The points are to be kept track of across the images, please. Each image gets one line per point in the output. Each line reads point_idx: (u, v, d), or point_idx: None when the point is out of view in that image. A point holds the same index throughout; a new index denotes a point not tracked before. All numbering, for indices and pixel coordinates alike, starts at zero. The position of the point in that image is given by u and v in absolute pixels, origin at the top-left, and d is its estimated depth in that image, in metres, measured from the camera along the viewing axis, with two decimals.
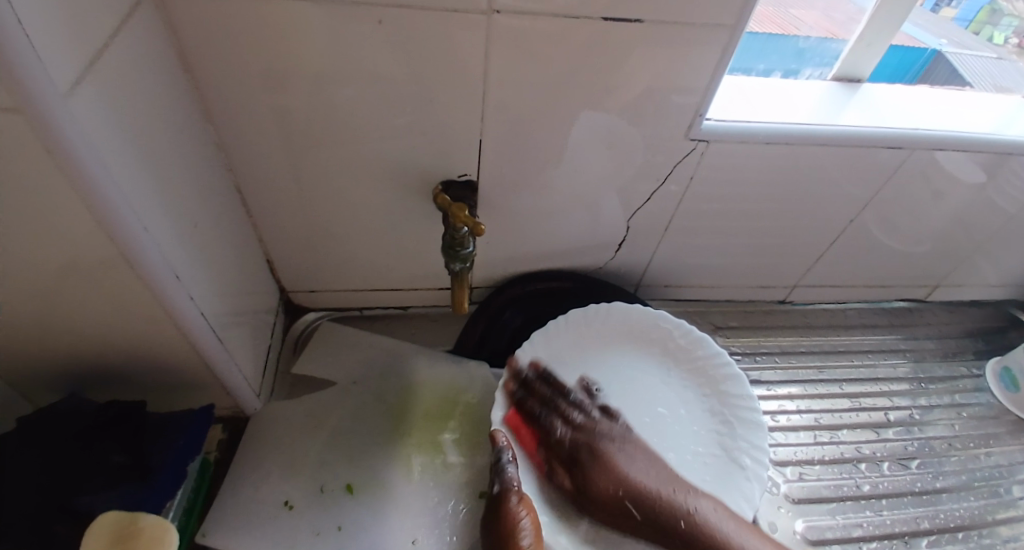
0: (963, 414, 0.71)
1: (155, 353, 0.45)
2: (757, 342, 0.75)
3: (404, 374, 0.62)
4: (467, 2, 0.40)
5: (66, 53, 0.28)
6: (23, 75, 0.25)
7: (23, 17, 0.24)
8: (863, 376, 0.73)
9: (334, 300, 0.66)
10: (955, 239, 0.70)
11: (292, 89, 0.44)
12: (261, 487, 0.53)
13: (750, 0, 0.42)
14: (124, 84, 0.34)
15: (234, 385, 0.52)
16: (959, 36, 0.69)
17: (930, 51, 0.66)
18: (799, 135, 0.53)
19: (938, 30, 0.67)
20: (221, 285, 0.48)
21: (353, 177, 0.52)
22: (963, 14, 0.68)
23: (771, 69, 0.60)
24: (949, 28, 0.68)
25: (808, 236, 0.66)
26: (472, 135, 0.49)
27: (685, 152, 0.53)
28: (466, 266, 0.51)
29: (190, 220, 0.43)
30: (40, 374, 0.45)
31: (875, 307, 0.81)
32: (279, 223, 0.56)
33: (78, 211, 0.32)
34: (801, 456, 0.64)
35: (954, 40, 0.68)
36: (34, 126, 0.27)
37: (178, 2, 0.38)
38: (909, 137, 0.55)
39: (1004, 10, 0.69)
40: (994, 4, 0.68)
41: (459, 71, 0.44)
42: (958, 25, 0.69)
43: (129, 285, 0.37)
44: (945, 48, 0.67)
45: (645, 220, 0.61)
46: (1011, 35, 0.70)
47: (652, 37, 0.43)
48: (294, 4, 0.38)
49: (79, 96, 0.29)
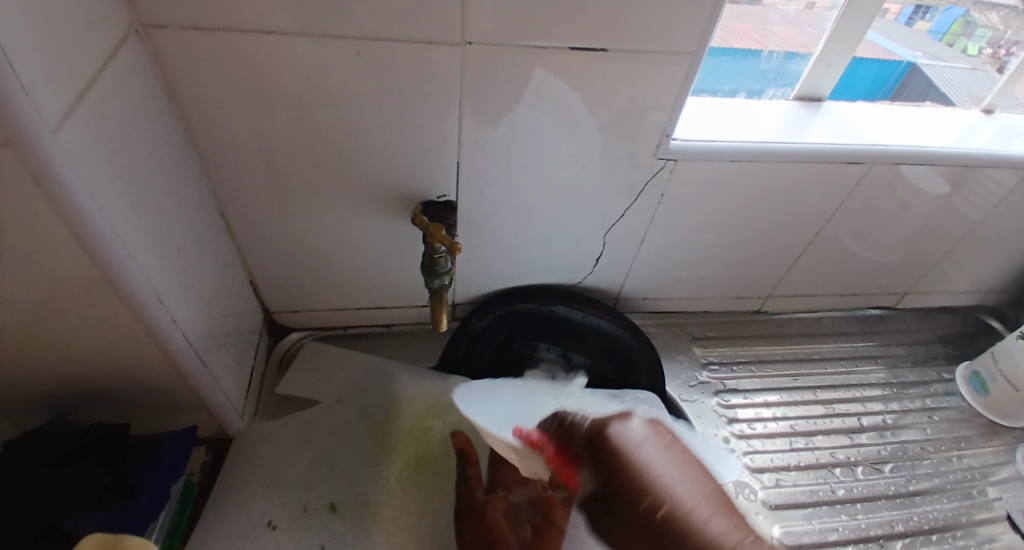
0: (935, 418, 0.73)
1: (138, 375, 0.45)
2: (735, 351, 0.77)
3: (388, 392, 0.63)
4: (442, 33, 0.42)
5: (57, 89, 0.30)
6: (15, 110, 0.26)
7: (15, 60, 0.26)
8: (838, 383, 0.75)
9: (317, 319, 0.67)
10: (921, 248, 0.72)
11: (275, 115, 0.45)
12: (244, 507, 0.53)
13: (709, 28, 0.45)
14: (107, 116, 0.35)
15: (218, 406, 0.52)
16: (932, 49, 0.69)
17: (904, 64, 0.68)
18: (762, 151, 0.55)
19: (913, 43, 0.68)
20: (203, 307, 0.48)
21: (334, 199, 0.53)
22: (936, 27, 0.68)
23: (738, 89, 0.63)
24: (923, 42, 0.68)
25: (780, 246, 0.69)
26: (450, 157, 0.51)
27: (655, 169, 0.55)
28: (446, 282, 0.53)
29: (174, 242, 0.44)
30: (22, 399, 0.45)
31: (849, 315, 0.83)
32: (262, 244, 0.57)
33: (63, 240, 0.33)
34: (777, 462, 0.65)
35: (928, 53, 0.69)
36: (21, 161, 0.28)
37: (163, 36, 0.39)
38: (868, 152, 0.58)
39: (978, 22, 0.68)
40: (967, 16, 0.68)
41: (435, 96, 0.46)
42: (934, 37, 0.69)
43: (112, 309, 0.38)
44: (919, 61, 0.69)
45: (621, 235, 0.63)
46: (985, 46, 0.70)
47: (618, 62, 0.46)
48: (276, 37, 0.40)
49: (69, 127, 0.30)
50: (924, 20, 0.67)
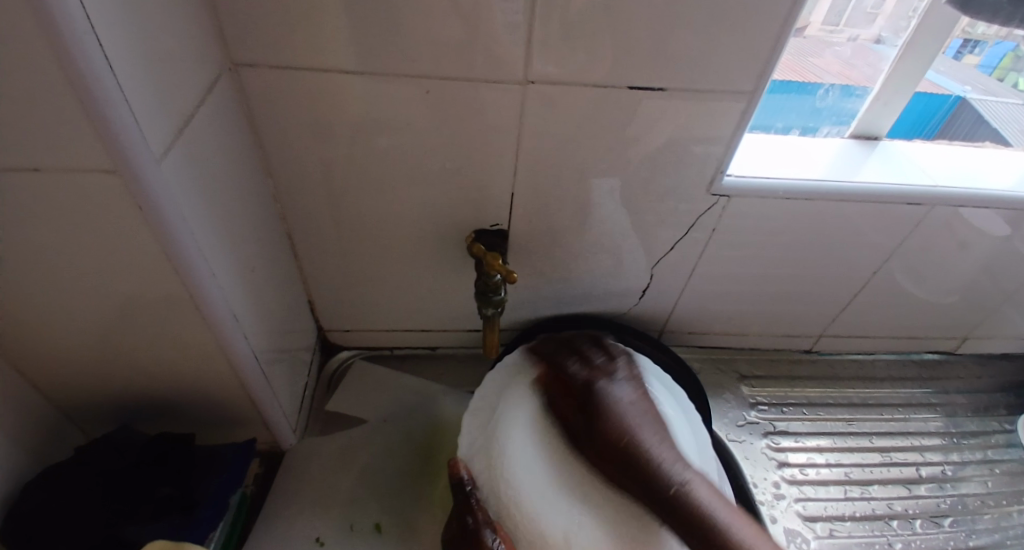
0: (996, 470, 0.70)
1: (206, 389, 0.48)
2: (785, 393, 0.74)
3: (432, 415, 0.64)
4: (505, 73, 0.44)
5: (162, 123, 0.33)
6: (129, 143, 0.29)
7: (131, 99, 0.29)
8: (894, 430, 0.72)
9: (366, 340, 0.69)
10: (982, 290, 0.69)
11: (342, 146, 0.48)
12: (293, 523, 0.54)
13: (767, 70, 0.45)
14: (202, 145, 0.38)
15: (274, 422, 0.54)
16: (983, 83, 0.68)
17: (952, 98, 0.66)
18: (818, 190, 0.55)
19: (962, 77, 0.66)
20: (268, 324, 0.51)
21: (392, 225, 0.55)
22: (986, 60, 0.67)
23: (790, 126, 0.62)
24: (972, 75, 0.67)
25: (832, 285, 0.67)
26: (507, 188, 0.53)
27: (707, 205, 0.56)
28: (499, 310, 0.54)
29: (249, 263, 0.47)
30: (100, 405, 0.48)
31: (904, 358, 0.80)
32: (321, 266, 0.59)
33: (157, 260, 0.35)
34: (831, 511, 0.63)
35: (977, 86, 0.67)
36: (126, 184, 0.31)
37: (250, 74, 0.43)
38: (929, 194, 0.57)
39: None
40: (1017, 50, 0.66)
41: (494, 130, 0.48)
42: (983, 71, 0.67)
43: (189, 324, 0.41)
44: (969, 95, 0.67)
45: (669, 268, 0.63)
46: None
47: (673, 101, 0.47)
48: (351, 75, 0.43)
49: (169, 155, 0.33)
50: (973, 53, 0.65)
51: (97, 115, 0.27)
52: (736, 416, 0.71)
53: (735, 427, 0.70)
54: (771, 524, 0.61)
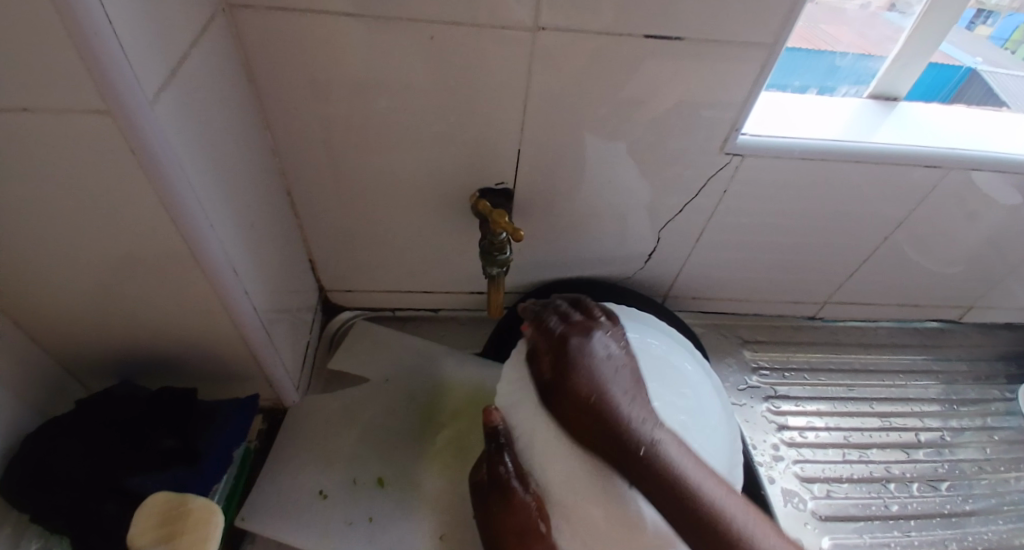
0: (994, 438, 0.70)
1: (207, 344, 0.47)
2: (786, 358, 0.74)
3: (434, 376, 0.64)
4: (515, 19, 0.41)
5: (152, 63, 0.31)
6: (118, 81, 0.27)
7: (120, 33, 0.27)
8: (895, 396, 0.73)
9: (368, 301, 0.68)
10: (991, 259, 0.68)
11: (342, 99, 0.46)
12: (298, 477, 0.55)
13: (791, 20, 0.43)
14: (196, 88, 0.36)
15: (276, 378, 0.54)
16: (993, 55, 0.66)
17: (965, 69, 0.64)
18: (833, 150, 0.53)
19: (973, 49, 0.65)
20: (269, 280, 0.50)
21: (394, 182, 0.54)
22: (997, 33, 0.66)
23: (808, 85, 0.60)
24: (983, 48, 0.66)
25: (839, 251, 0.66)
26: (513, 144, 0.51)
27: (719, 165, 0.54)
28: (504, 269, 0.53)
29: (249, 217, 0.46)
30: (102, 358, 0.48)
31: (907, 326, 0.79)
32: (321, 224, 0.58)
33: (154, 210, 0.34)
34: (829, 473, 0.64)
35: (987, 58, 0.66)
36: (118, 126, 0.29)
37: (246, 17, 0.41)
38: (946, 156, 0.55)
39: None
40: None
41: (499, 81, 0.46)
42: (993, 43, 0.66)
43: (190, 277, 0.40)
44: (980, 67, 0.65)
45: (676, 231, 0.62)
46: None
47: (690, 53, 0.44)
48: (350, 19, 0.41)
49: (161, 98, 0.31)
50: (984, 24, 0.64)
51: (84, 49, 0.26)
52: (737, 381, 0.71)
53: (735, 391, 0.70)
54: (769, 485, 0.62)
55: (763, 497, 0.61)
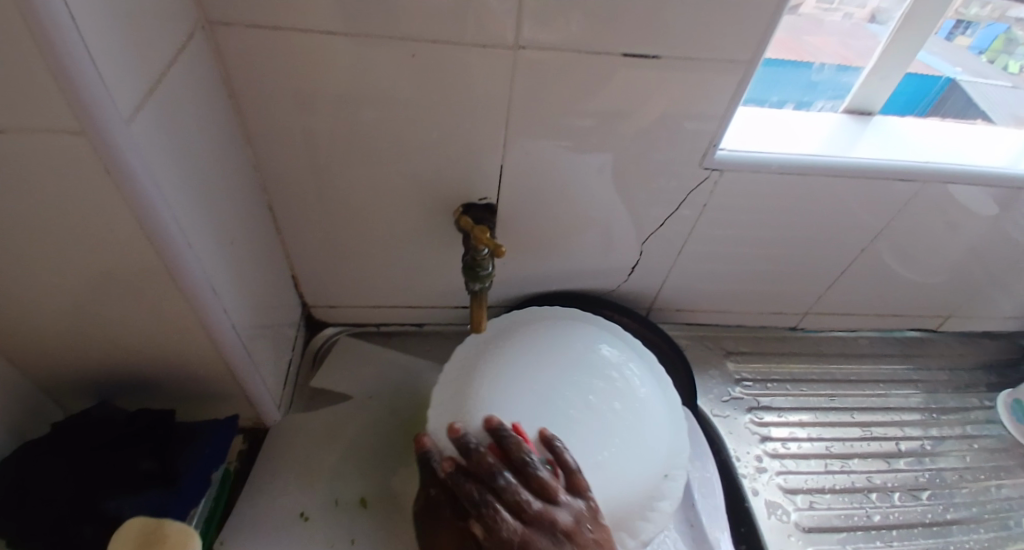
0: (974, 446, 0.71)
1: (185, 363, 0.46)
2: (769, 369, 0.75)
3: (417, 392, 0.64)
4: (496, 37, 0.42)
5: (130, 83, 0.30)
6: (94, 102, 0.27)
7: (96, 55, 0.27)
8: (876, 405, 0.74)
9: (351, 316, 0.68)
10: (968, 269, 0.70)
11: (323, 116, 0.46)
12: (278, 498, 0.54)
13: (766, 38, 0.44)
14: (174, 106, 0.36)
15: (257, 396, 0.53)
16: (974, 65, 0.67)
17: (943, 80, 0.66)
18: (810, 165, 0.54)
19: (954, 58, 0.66)
20: (250, 297, 0.49)
21: (376, 198, 0.54)
22: (977, 43, 0.66)
23: (786, 100, 0.62)
24: (964, 57, 0.66)
25: (820, 263, 0.67)
26: (494, 160, 0.51)
27: (699, 179, 0.55)
28: (486, 285, 0.53)
29: (228, 235, 0.45)
30: (78, 379, 0.47)
31: (888, 336, 0.80)
32: (303, 240, 0.58)
33: (129, 230, 0.34)
34: (812, 484, 0.64)
35: (969, 69, 0.67)
36: (92, 146, 0.29)
37: (226, 34, 0.41)
38: (920, 170, 0.56)
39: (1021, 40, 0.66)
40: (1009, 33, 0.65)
41: (481, 98, 0.46)
42: (974, 53, 0.67)
43: (167, 296, 0.39)
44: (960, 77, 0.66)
45: (658, 244, 0.63)
46: None
47: (668, 70, 0.45)
48: (332, 37, 0.41)
49: (138, 117, 0.31)
50: (964, 34, 0.64)
51: (59, 70, 0.25)
52: (721, 392, 0.72)
53: (719, 403, 0.70)
54: (753, 496, 0.62)
55: (746, 509, 0.61)
